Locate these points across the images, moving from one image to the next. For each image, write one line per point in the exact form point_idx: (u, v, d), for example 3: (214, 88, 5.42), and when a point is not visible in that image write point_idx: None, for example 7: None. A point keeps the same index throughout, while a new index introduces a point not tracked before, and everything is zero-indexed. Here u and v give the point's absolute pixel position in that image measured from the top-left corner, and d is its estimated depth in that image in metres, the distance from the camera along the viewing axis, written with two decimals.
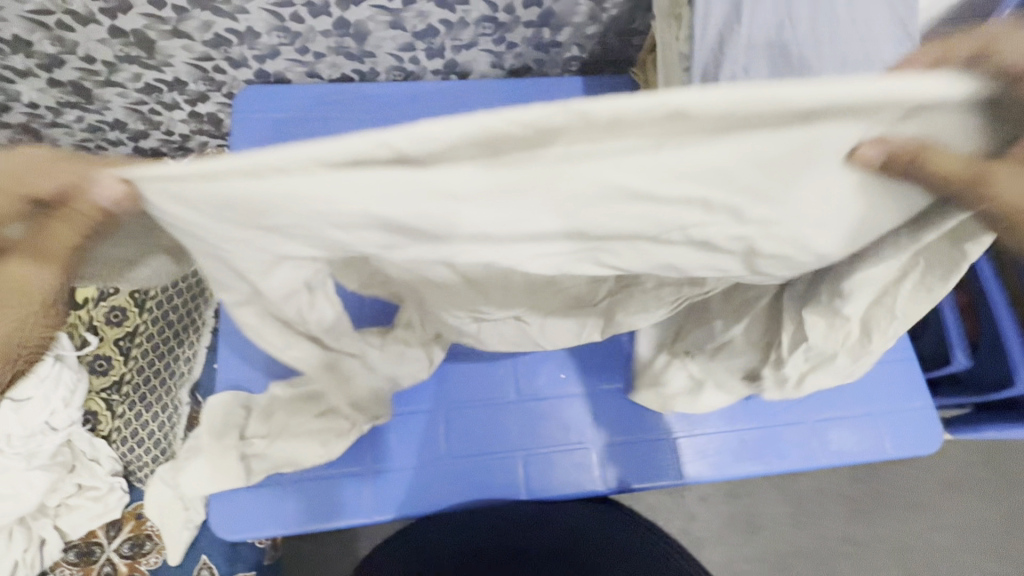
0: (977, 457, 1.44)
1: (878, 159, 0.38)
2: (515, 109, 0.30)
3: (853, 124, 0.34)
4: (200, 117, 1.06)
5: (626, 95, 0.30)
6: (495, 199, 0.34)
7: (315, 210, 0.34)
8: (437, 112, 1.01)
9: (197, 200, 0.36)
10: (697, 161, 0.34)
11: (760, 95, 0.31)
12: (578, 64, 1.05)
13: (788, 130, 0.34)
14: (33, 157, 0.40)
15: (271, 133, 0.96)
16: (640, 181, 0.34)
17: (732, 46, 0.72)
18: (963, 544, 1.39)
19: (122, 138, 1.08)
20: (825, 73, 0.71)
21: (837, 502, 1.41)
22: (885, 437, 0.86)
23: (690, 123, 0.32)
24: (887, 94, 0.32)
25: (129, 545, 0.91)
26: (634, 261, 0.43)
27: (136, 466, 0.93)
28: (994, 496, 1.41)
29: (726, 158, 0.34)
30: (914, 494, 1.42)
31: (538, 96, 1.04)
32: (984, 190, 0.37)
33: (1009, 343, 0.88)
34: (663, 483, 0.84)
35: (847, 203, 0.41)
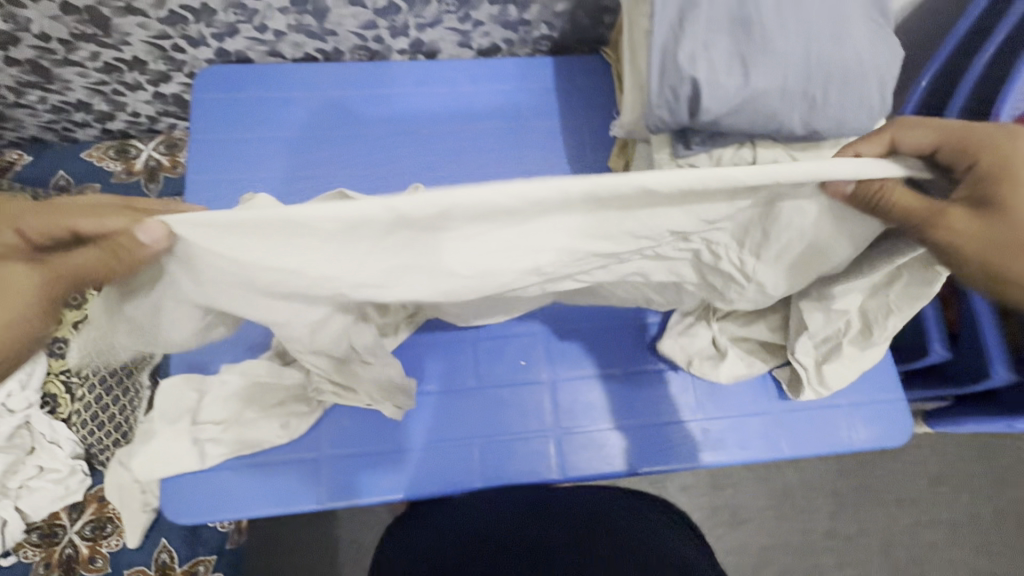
0: (966, 450, 1.41)
1: (848, 188, 0.55)
2: (512, 187, 0.45)
3: (796, 192, 0.55)
4: (165, 98, 1.04)
5: (607, 176, 0.46)
6: (497, 244, 0.51)
7: (360, 252, 0.48)
8: (402, 92, 0.99)
9: (250, 248, 0.47)
10: (644, 220, 0.53)
11: (703, 183, 0.49)
12: (549, 43, 1.03)
13: (712, 203, 0.54)
14: (102, 202, 0.52)
15: (232, 113, 0.95)
16: (608, 237, 0.54)
17: (692, 21, 0.69)
18: (948, 539, 1.36)
19: (87, 120, 1.07)
20: (788, 47, 0.68)
21: (822, 496, 1.38)
22: (853, 428, 0.84)
23: (652, 197, 0.49)
24: (818, 176, 0.50)
25: (90, 527, 0.91)
26: (597, 258, 0.57)
27: (97, 449, 0.92)
28: (981, 490, 1.38)
29: (670, 218, 0.54)
30: (899, 489, 1.39)
31: (509, 76, 1.01)
32: (940, 222, 0.52)
33: (983, 330, 0.85)
34: (674, 466, 0.83)
35: (759, 237, 0.60)
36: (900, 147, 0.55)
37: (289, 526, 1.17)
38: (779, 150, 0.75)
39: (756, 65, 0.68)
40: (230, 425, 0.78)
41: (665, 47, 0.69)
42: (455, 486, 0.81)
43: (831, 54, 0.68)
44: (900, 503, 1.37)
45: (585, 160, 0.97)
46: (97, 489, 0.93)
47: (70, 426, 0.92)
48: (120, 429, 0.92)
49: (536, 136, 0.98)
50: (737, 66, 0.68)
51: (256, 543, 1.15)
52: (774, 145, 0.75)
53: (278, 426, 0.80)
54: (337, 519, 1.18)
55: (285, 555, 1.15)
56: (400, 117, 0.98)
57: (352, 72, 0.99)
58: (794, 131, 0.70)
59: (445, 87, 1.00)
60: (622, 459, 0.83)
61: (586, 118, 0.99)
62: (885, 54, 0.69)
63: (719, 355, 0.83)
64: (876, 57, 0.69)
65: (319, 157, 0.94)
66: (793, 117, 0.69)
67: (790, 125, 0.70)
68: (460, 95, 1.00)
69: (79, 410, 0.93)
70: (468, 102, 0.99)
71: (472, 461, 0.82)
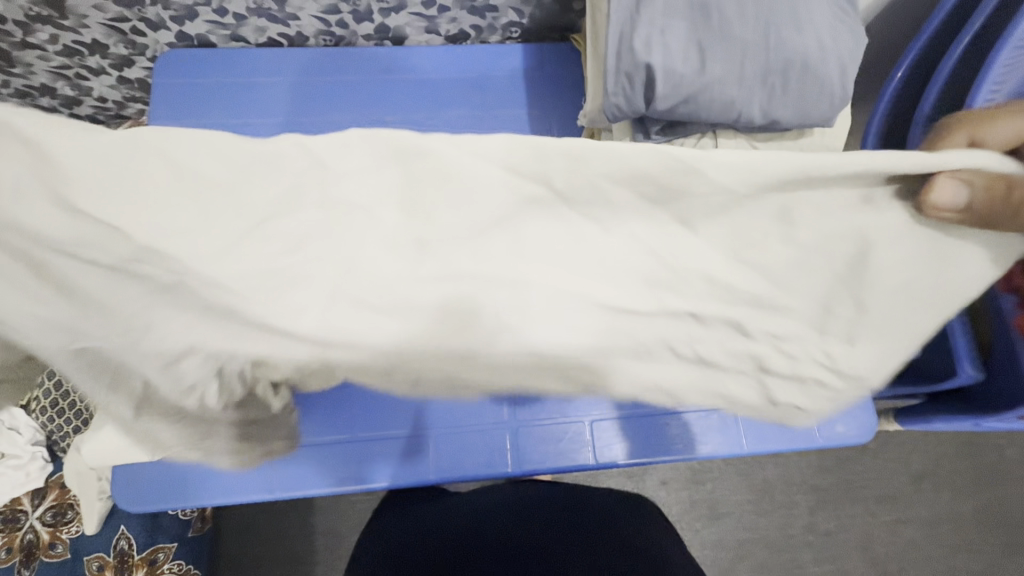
0: (950, 449, 1.40)
1: (966, 202, 0.41)
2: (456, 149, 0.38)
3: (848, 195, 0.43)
4: (129, 82, 1.04)
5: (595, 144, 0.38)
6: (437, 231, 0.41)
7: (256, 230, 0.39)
8: (368, 79, 0.97)
9: (100, 180, 0.37)
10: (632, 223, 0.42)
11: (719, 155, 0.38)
12: (519, 30, 1.00)
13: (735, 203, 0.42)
14: None
15: (194, 99, 0.93)
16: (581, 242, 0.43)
17: (648, 6, 0.67)
18: (927, 536, 1.35)
19: (53, 105, 1.05)
20: (747, 33, 0.66)
21: (801, 492, 1.37)
22: (815, 425, 0.83)
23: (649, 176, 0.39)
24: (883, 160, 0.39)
25: (51, 513, 0.90)
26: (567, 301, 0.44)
27: (57, 435, 0.91)
28: (960, 487, 1.37)
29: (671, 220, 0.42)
30: (879, 485, 1.38)
31: (478, 63, 0.99)
32: None
33: (953, 328, 0.82)
34: (667, 458, 0.83)
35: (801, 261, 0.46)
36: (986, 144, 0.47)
37: (266, 513, 1.16)
38: (741, 140, 0.74)
39: (713, 53, 0.66)
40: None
41: (622, 33, 0.68)
42: (410, 479, 0.80)
43: (791, 41, 0.66)
44: (879, 500, 1.37)
45: None
46: (59, 476, 0.93)
47: (30, 413, 0.92)
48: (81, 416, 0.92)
49: (505, 125, 0.96)
50: (694, 54, 0.66)
51: (223, 530, 1.14)
52: (735, 135, 0.74)
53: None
54: (315, 508, 1.16)
55: (261, 542, 1.14)
56: (366, 105, 0.96)
57: (317, 58, 0.97)
58: (753, 120, 0.69)
59: (412, 75, 0.98)
60: (605, 454, 0.82)
61: (556, 106, 0.97)
62: (847, 42, 0.67)
63: None
64: (838, 45, 0.67)
65: None
66: (752, 106, 0.68)
67: (749, 114, 0.68)
68: (427, 82, 0.98)
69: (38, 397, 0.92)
70: (437, 89, 0.97)
71: (429, 454, 0.81)
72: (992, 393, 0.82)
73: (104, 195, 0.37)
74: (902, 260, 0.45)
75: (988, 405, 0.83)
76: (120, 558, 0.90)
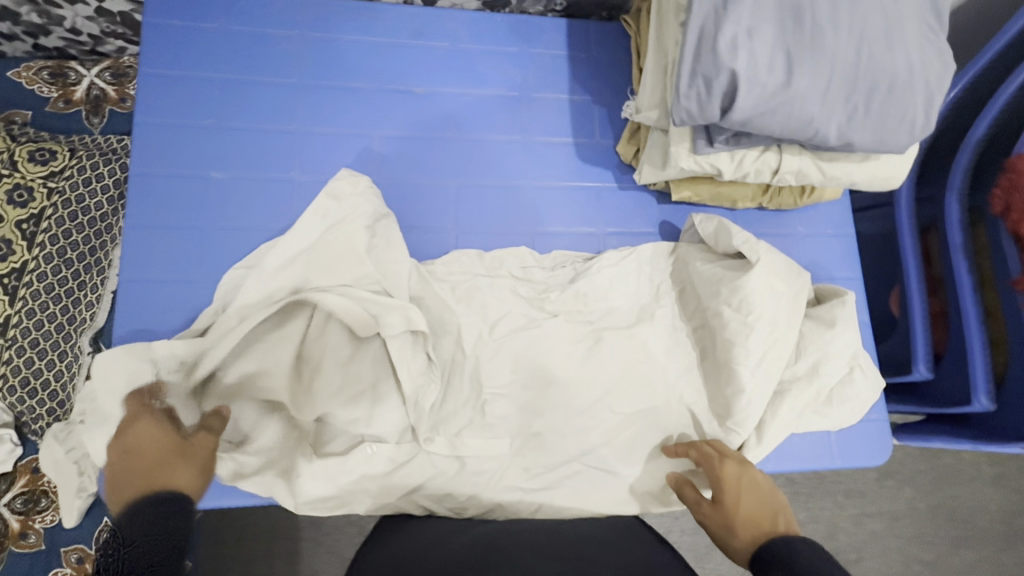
0: (959, 474, 1.35)
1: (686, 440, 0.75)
2: (492, 342, 0.78)
3: (662, 328, 0.82)
4: (111, 16, 0.89)
5: (536, 334, 0.79)
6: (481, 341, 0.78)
7: (382, 361, 0.72)
8: (398, 44, 0.87)
9: (309, 365, 0.71)
10: (558, 342, 0.79)
11: (582, 338, 0.80)
12: (563, 3, 0.92)
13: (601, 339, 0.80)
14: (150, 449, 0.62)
15: (192, 48, 0.81)
16: (553, 346, 0.79)
17: (736, 4, 0.61)
18: (928, 558, 1.31)
19: (15, 31, 0.89)
20: (838, 45, 0.61)
21: (813, 499, 1.30)
22: (835, 448, 0.84)
23: (570, 346, 0.79)
24: (658, 327, 0.82)
25: (21, 500, 0.82)
26: (563, 351, 0.79)
27: (28, 419, 0.81)
28: (964, 502, 1.33)
29: (566, 333, 0.80)
30: (883, 500, 1.32)
31: (517, 34, 0.90)
32: (704, 449, 0.71)
33: (973, 359, 0.84)
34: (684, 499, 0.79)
35: (675, 348, 0.82)
36: (745, 529, 0.61)
37: (250, 515, 0.99)
38: (805, 159, 0.72)
39: (801, 63, 0.61)
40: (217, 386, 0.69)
41: (703, 31, 0.62)
42: (410, 487, 0.72)
43: (880, 59, 0.62)
44: (879, 510, 1.31)
45: (595, 141, 0.89)
46: (31, 459, 0.84)
47: None
48: (57, 399, 0.82)
49: (543, 109, 0.89)
50: (780, 62, 0.61)
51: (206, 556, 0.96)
52: (800, 153, 0.71)
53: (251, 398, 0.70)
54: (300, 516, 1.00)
55: (247, 547, 0.98)
56: (392, 72, 0.86)
57: (337, 12, 0.86)
58: (828, 140, 0.64)
59: (445, 43, 0.88)
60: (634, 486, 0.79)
61: (599, 95, 0.91)
62: (935, 66, 0.64)
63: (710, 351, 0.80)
64: (925, 68, 0.63)
65: (295, 108, 0.82)
66: (832, 125, 0.63)
67: (826, 133, 0.64)
68: (462, 50, 0.89)
69: (5, 374, 0.80)
70: (471, 62, 0.88)
71: (430, 460, 0.73)
72: (1004, 423, 0.84)
73: (306, 371, 0.71)
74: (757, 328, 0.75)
75: (1000, 434, 0.85)
76: None
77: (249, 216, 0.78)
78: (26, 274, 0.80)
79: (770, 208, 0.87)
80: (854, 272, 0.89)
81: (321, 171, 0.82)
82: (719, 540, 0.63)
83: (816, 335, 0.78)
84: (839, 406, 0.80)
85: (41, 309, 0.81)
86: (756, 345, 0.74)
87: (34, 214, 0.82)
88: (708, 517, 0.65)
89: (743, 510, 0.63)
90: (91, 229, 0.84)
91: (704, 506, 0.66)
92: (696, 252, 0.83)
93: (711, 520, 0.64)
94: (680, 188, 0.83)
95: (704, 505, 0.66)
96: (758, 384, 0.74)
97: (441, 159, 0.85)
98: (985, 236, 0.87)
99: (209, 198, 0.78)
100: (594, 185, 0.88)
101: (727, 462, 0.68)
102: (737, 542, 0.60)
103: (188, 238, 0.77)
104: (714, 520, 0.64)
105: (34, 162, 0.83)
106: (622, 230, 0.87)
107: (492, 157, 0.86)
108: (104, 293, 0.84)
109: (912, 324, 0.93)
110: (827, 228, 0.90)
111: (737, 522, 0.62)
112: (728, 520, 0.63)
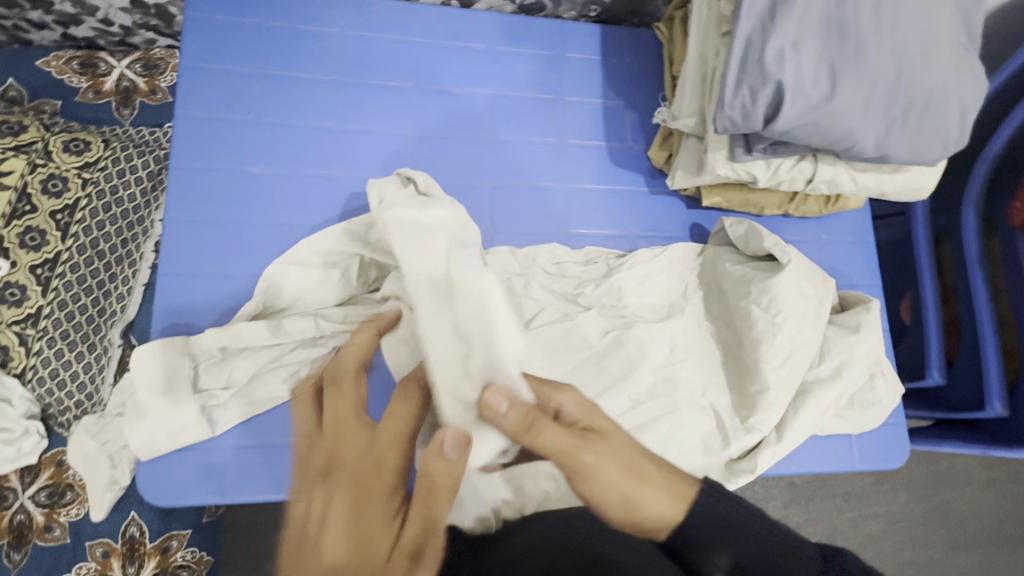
0: (958, 478, 1.38)
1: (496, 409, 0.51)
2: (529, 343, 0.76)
3: (693, 327, 0.82)
4: (145, 8, 0.88)
5: (570, 331, 0.77)
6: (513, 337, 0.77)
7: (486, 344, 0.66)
8: (436, 44, 0.88)
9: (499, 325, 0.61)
10: (590, 338, 0.78)
11: (614, 334, 0.79)
12: (597, 10, 0.93)
13: (629, 334, 0.79)
14: (365, 480, 0.50)
15: (232, 43, 0.81)
16: (588, 344, 0.77)
17: (784, 16, 0.63)
18: (930, 562, 1.33)
19: (46, 21, 0.88)
20: (880, 61, 0.64)
21: (817, 501, 1.33)
22: (856, 450, 0.86)
23: (604, 345, 0.78)
24: (690, 326, 0.82)
25: (46, 493, 0.81)
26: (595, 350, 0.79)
27: (57, 410, 0.81)
28: (958, 505, 1.37)
29: (597, 331, 0.79)
30: (884, 503, 1.35)
31: (553, 38, 0.92)
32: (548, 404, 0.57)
33: (989, 367, 0.87)
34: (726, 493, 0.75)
35: (708, 349, 0.82)
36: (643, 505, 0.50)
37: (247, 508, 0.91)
38: (838, 168, 0.74)
39: (845, 76, 0.63)
40: (238, 368, 0.70)
41: (749, 42, 0.64)
42: None
43: (919, 76, 0.65)
44: (877, 512, 1.34)
45: (627, 144, 0.91)
46: (55, 452, 0.83)
47: (24, 383, 0.79)
48: (85, 391, 0.81)
49: (577, 112, 0.90)
50: (824, 76, 0.63)
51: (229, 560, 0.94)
52: (834, 163, 0.74)
53: (287, 377, 0.71)
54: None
55: (265, 546, 0.96)
56: (429, 73, 0.87)
57: (377, 11, 0.87)
58: (865, 151, 0.67)
59: (482, 45, 0.89)
60: None
61: (631, 101, 0.92)
62: (969, 83, 0.67)
63: (738, 347, 0.80)
64: (959, 86, 0.66)
65: (334, 105, 0.83)
66: (870, 137, 0.66)
67: (863, 145, 0.66)
68: (499, 52, 0.90)
69: (35, 365, 0.79)
70: (507, 64, 0.90)
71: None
72: (1014, 429, 0.87)
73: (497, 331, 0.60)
74: (789, 326, 0.76)
75: (1014, 439, 0.87)
76: (128, 546, 0.82)
77: (288, 212, 0.79)
78: (59, 265, 0.80)
79: (795, 215, 0.89)
80: (874, 280, 0.92)
81: (360, 168, 0.82)
82: (624, 512, 0.50)
83: (839, 338, 0.80)
84: (861, 410, 0.82)
85: (72, 302, 0.80)
86: (784, 344, 0.76)
87: (68, 205, 0.81)
88: (607, 473, 0.52)
89: (621, 459, 0.54)
90: (125, 221, 0.85)
91: (599, 459, 0.53)
92: (724, 254, 0.85)
93: (612, 477, 0.52)
94: (711, 194, 0.84)
95: (591, 445, 0.53)
96: (785, 383, 0.75)
97: (475, 158, 0.86)
98: (999, 249, 0.90)
99: (247, 194, 0.78)
100: (627, 189, 0.89)
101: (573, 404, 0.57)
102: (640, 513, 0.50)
103: (226, 233, 0.76)
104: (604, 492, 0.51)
105: (68, 152, 0.83)
106: (652, 233, 0.89)
107: (525, 157, 0.87)
108: (135, 286, 0.87)
109: (926, 330, 0.96)
110: (849, 236, 0.93)
111: (644, 483, 0.51)
112: (624, 495, 0.51)
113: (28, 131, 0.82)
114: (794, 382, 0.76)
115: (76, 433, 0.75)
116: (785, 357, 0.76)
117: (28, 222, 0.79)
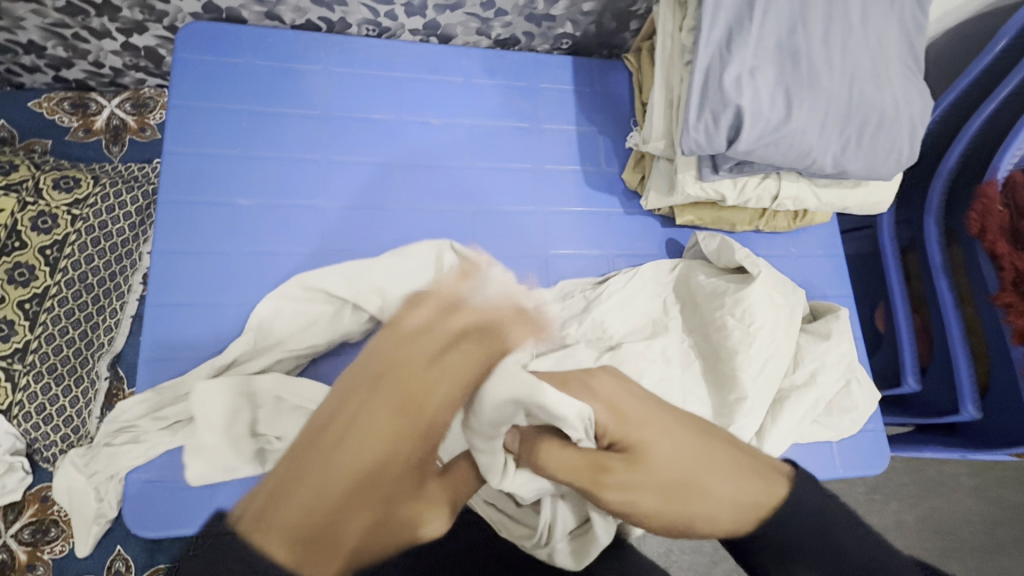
0: (944, 486, 1.39)
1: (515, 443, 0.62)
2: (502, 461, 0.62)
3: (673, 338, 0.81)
4: (136, 51, 0.92)
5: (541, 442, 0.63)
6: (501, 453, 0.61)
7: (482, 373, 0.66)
8: (415, 78, 0.92)
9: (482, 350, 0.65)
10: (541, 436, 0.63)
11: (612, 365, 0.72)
12: (569, 42, 0.99)
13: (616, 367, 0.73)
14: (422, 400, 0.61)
15: (218, 82, 0.85)
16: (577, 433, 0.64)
17: (740, 45, 0.67)
18: None
19: (38, 64, 0.91)
20: (831, 86, 0.68)
21: None
22: (837, 457, 0.88)
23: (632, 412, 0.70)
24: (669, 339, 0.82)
25: (30, 530, 0.80)
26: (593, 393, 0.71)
27: (41, 445, 0.81)
28: (948, 513, 1.37)
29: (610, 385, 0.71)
30: (875, 513, 1.35)
31: (529, 71, 0.96)
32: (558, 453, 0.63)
33: (960, 371, 0.90)
34: None
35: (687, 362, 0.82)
36: (695, 527, 0.65)
37: None
38: (802, 185, 0.79)
39: (800, 100, 0.67)
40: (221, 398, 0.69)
41: (708, 71, 0.68)
42: None
43: (869, 97, 0.69)
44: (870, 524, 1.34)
45: (600, 168, 0.95)
46: (39, 488, 0.82)
47: (10, 419, 0.79)
48: (72, 424, 0.81)
49: (554, 140, 0.94)
50: (780, 100, 0.67)
51: None
52: (797, 179, 0.78)
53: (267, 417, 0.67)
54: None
55: None
56: (410, 105, 0.91)
57: (358, 48, 0.91)
58: (825, 169, 0.71)
59: (460, 78, 0.94)
60: None
61: (604, 127, 0.97)
62: (918, 102, 0.71)
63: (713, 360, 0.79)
64: (908, 105, 0.71)
65: (318, 138, 0.86)
66: (827, 155, 0.70)
67: (823, 163, 0.70)
68: (475, 84, 0.94)
69: (21, 401, 0.79)
70: (484, 95, 0.94)
71: None
72: (989, 431, 0.89)
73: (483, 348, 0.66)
74: (762, 337, 0.78)
75: (991, 440, 0.89)
76: None
77: (276, 241, 0.81)
78: (47, 299, 0.82)
79: (766, 230, 0.93)
80: (845, 290, 0.95)
81: (344, 196, 0.85)
82: (680, 524, 0.65)
83: (812, 345, 0.82)
84: (840, 417, 0.84)
85: (60, 335, 0.81)
86: (757, 355, 0.77)
87: (57, 240, 0.83)
88: (642, 508, 0.64)
89: (665, 472, 0.65)
90: (113, 255, 0.87)
91: (623, 492, 0.64)
92: (697, 267, 0.87)
93: (653, 505, 0.64)
94: (684, 213, 0.89)
95: (629, 467, 0.65)
96: (760, 392, 0.77)
97: (458, 185, 0.89)
98: (961, 255, 0.93)
99: (234, 226, 0.80)
100: (602, 210, 0.93)
101: (630, 430, 0.66)
102: (695, 527, 0.65)
103: (216, 263, 0.78)
104: (650, 517, 0.64)
105: (58, 190, 0.85)
106: (629, 252, 0.92)
107: (505, 182, 0.91)
108: (122, 317, 0.87)
109: (899, 337, 0.99)
110: (820, 250, 0.96)
111: (687, 497, 0.65)
112: (665, 512, 0.65)
113: (19, 170, 0.85)
114: (768, 392, 0.77)
115: (60, 467, 0.75)
116: (760, 367, 0.77)
117: (17, 258, 0.81)
